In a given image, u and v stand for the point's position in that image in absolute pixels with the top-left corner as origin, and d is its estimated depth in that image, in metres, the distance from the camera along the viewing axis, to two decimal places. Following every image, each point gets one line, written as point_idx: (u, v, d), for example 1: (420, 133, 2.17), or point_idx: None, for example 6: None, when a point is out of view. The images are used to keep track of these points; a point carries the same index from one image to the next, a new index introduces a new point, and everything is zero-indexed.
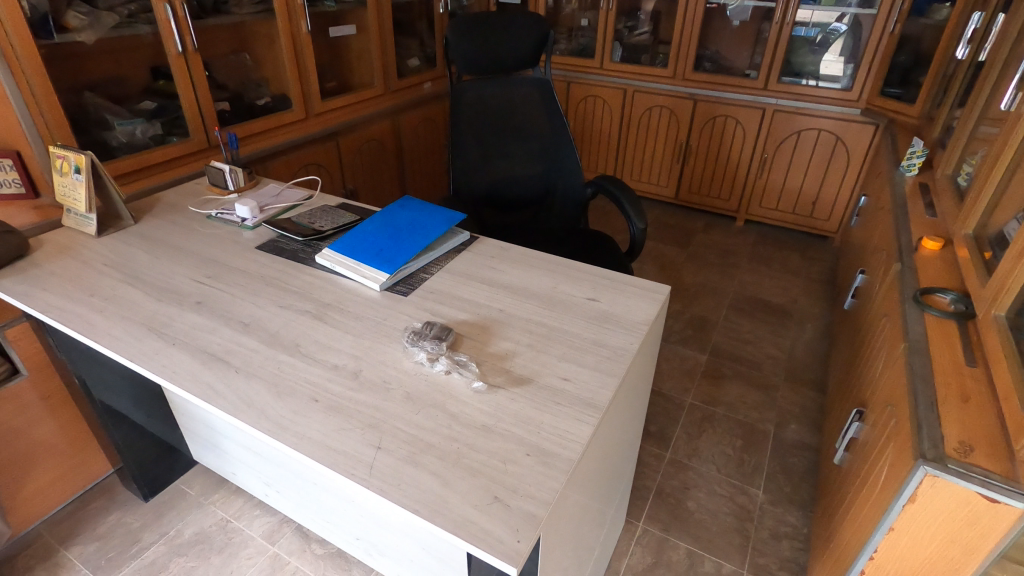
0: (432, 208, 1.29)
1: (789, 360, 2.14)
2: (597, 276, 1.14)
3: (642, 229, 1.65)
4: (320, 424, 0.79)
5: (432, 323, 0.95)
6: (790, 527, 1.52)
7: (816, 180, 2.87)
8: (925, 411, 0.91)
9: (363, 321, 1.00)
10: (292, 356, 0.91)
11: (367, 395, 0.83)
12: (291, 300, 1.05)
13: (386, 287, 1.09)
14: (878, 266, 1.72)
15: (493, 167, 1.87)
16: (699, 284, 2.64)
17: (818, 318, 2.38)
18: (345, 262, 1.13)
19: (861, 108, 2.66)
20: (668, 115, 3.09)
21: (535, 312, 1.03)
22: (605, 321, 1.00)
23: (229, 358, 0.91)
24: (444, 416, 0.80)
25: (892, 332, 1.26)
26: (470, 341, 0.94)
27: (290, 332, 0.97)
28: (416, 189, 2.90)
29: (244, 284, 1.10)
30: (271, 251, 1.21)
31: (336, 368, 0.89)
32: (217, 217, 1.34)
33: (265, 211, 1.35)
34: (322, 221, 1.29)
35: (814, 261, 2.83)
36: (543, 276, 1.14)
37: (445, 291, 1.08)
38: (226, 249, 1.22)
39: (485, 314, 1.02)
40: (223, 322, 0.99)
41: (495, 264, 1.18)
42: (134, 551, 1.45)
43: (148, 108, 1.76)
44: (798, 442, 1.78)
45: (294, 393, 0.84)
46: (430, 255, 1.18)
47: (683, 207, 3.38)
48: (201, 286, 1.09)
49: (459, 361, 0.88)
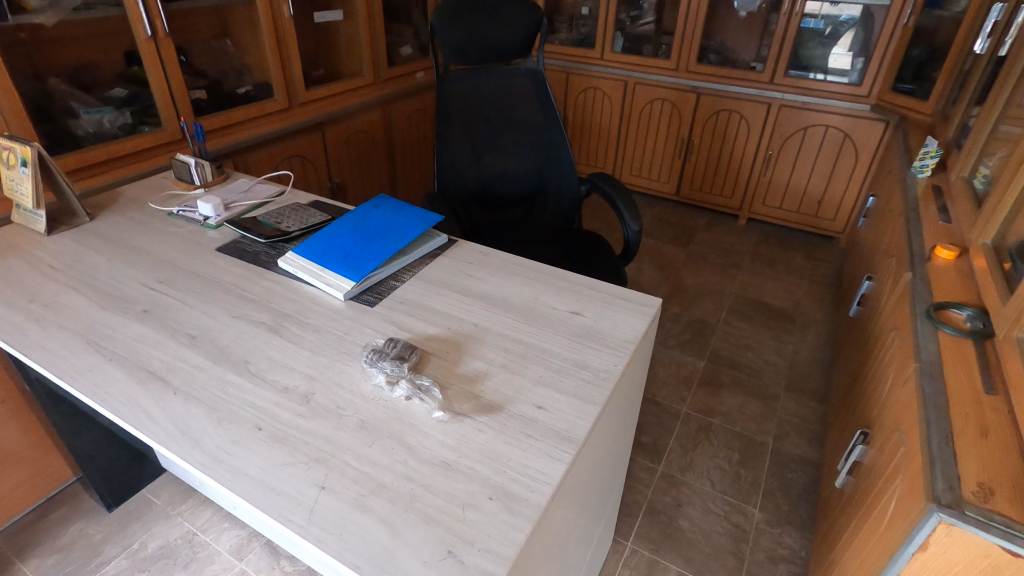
0: (408, 209, 1.20)
1: (790, 368, 2.05)
2: (583, 287, 1.04)
3: (637, 232, 1.56)
4: (261, 457, 0.70)
5: (396, 340, 0.86)
6: (787, 550, 1.44)
7: (823, 178, 2.76)
8: (940, 448, 0.82)
9: (323, 335, 0.91)
10: (239, 375, 0.82)
11: (317, 424, 0.75)
12: (247, 310, 0.96)
13: (353, 297, 1.00)
14: (887, 273, 1.63)
15: (482, 162, 1.78)
16: (698, 285, 2.54)
17: (822, 323, 2.28)
18: (309, 268, 1.04)
19: (872, 104, 2.54)
20: (670, 108, 2.98)
21: (512, 328, 0.94)
22: (588, 339, 0.91)
23: (169, 376, 0.82)
24: (400, 450, 0.71)
25: (902, 349, 1.17)
26: (437, 360, 0.85)
27: (241, 347, 0.88)
28: (407, 182, 2.80)
29: (198, 290, 1.01)
30: (231, 254, 1.12)
31: (287, 391, 0.80)
32: (179, 215, 1.26)
33: (230, 209, 1.27)
34: (290, 221, 1.21)
35: (819, 263, 2.72)
36: (524, 285, 1.04)
37: (415, 302, 0.99)
38: (184, 250, 1.13)
39: (457, 329, 0.93)
40: (169, 335, 0.90)
41: (473, 271, 1.09)
42: (94, 565, 1.38)
43: (118, 95, 1.67)
44: (797, 457, 1.69)
45: (236, 420, 0.75)
46: (403, 261, 1.09)
47: (684, 204, 3.28)
48: (150, 292, 1.00)
49: (421, 386, 0.79)
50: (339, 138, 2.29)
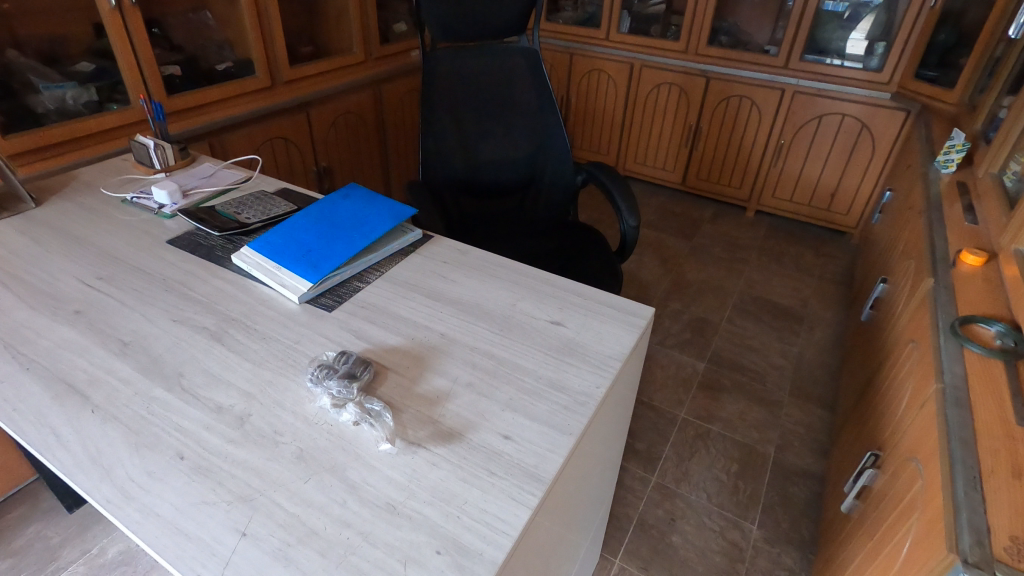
0: (379, 200, 1.09)
1: (795, 372, 1.95)
2: (567, 293, 0.94)
3: (634, 228, 1.44)
4: (177, 493, 0.60)
5: (348, 354, 0.75)
6: (785, 571, 1.34)
7: (837, 170, 2.62)
8: (967, 492, 0.71)
9: (270, 344, 0.81)
10: (169, 391, 0.73)
11: (248, 453, 0.65)
12: (190, 313, 0.86)
13: (310, 299, 0.90)
14: (904, 276, 1.51)
15: (471, 148, 1.66)
16: (702, 281, 2.43)
17: (831, 324, 2.17)
18: (264, 266, 0.94)
19: (892, 92, 2.39)
20: (678, 93, 2.84)
21: (483, 339, 0.83)
22: (568, 355, 0.81)
23: (90, 391, 0.72)
24: (338, 489, 0.61)
25: (921, 365, 1.06)
26: (394, 378, 0.75)
27: (176, 356, 0.78)
28: (400, 167, 2.68)
29: (140, 289, 0.91)
30: (183, 247, 1.02)
31: (220, 412, 0.70)
32: (133, 202, 1.16)
33: (189, 197, 1.17)
34: (250, 211, 1.10)
35: (829, 259, 2.60)
36: (502, 290, 0.94)
37: (378, 306, 0.89)
38: (132, 242, 1.03)
39: (422, 340, 0.83)
40: (98, 341, 0.80)
41: (447, 272, 0.98)
42: (49, 570, 1.30)
43: (84, 69, 1.52)
44: (800, 469, 1.59)
45: (156, 446, 0.65)
46: (368, 259, 0.98)
47: (690, 194, 3.15)
48: (86, 290, 0.90)
49: (371, 411, 0.69)
50: (326, 120, 2.17)
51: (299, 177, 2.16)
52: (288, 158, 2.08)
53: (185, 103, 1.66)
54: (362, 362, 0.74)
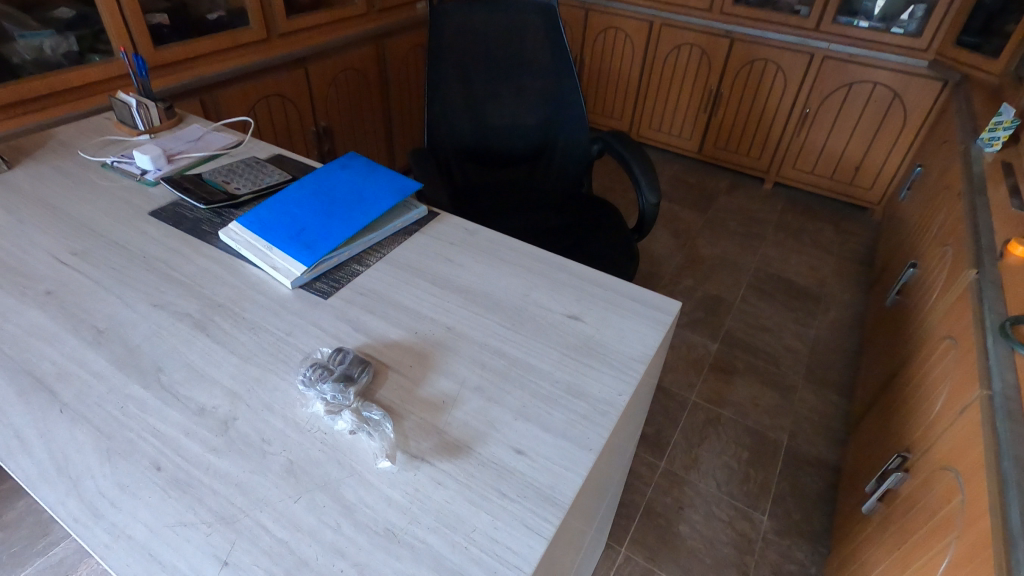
0: (380, 172, 1.00)
1: (810, 355, 1.88)
2: (585, 283, 0.86)
3: (653, 205, 1.34)
4: (152, 512, 0.54)
5: (343, 351, 0.68)
6: (796, 564, 1.31)
7: (864, 142, 2.49)
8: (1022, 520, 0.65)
9: (259, 335, 0.74)
10: (147, 389, 0.66)
11: (233, 465, 0.58)
12: (172, 297, 0.79)
13: (304, 285, 0.82)
14: (938, 262, 1.42)
15: (480, 112, 1.55)
16: (716, 256, 2.33)
17: (849, 306, 2.09)
18: (254, 245, 0.86)
19: (930, 60, 2.24)
20: (699, 55, 2.67)
21: (493, 335, 0.76)
22: (587, 356, 0.73)
23: (58, 387, 0.65)
24: (331, 511, 0.55)
25: (963, 366, 0.98)
26: (395, 379, 0.68)
27: (155, 347, 0.71)
28: (404, 128, 2.56)
29: (117, 268, 0.83)
30: (166, 221, 0.93)
31: (202, 414, 0.63)
32: (113, 166, 1.06)
33: (174, 163, 1.07)
34: (240, 181, 1.01)
35: (849, 236, 2.50)
36: (514, 277, 0.86)
37: (379, 294, 0.81)
38: (110, 213, 0.94)
39: (426, 334, 0.75)
40: (70, 327, 0.73)
41: (453, 256, 0.90)
42: (41, 546, 1.27)
43: (63, 15, 1.37)
44: (813, 458, 1.54)
45: (130, 454, 0.59)
46: (368, 239, 0.90)
47: (706, 163, 3.01)
48: (59, 267, 0.82)
49: (369, 419, 0.62)
50: (326, 77, 2.04)
51: (297, 138, 2.04)
52: (286, 117, 1.96)
53: (173, 56, 1.54)
54: (360, 361, 0.67)
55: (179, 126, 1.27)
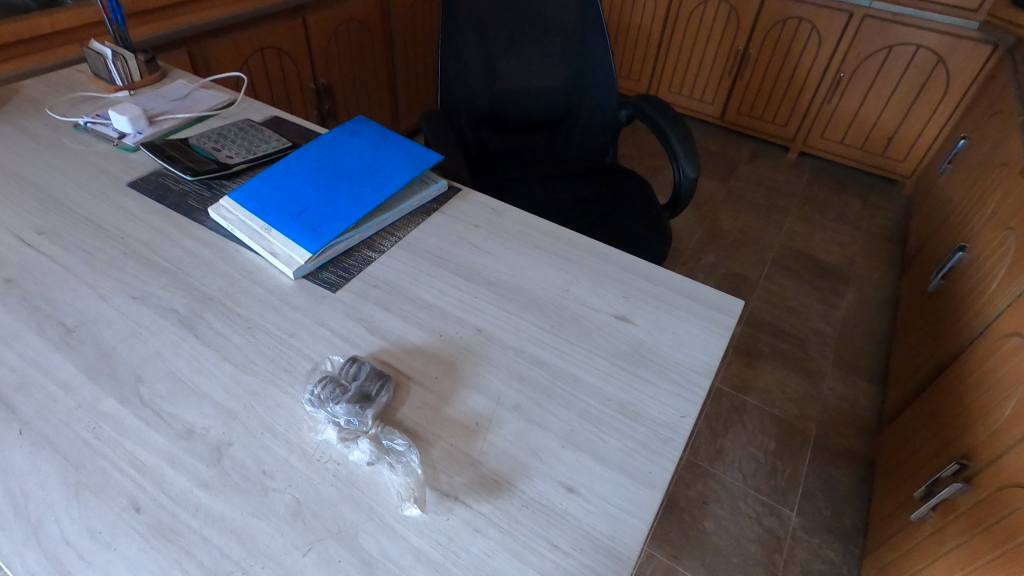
0: (393, 140, 0.87)
1: (840, 339, 1.78)
2: (632, 277, 0.74)
3: (692, 178, 1.19)
4: (129, 567, 0.44)
5: (358, 363, 0.57)
6: (826, 564, 1.24)
7: (900, 110, 2.33)
8: None
9: (256, 336, 0.63)
10: (124, 404, 0.55)
11: (228, 505, 0.48)
12: (154, 289, 0.67)
13: (308, 275, 0.71)
14: (994, 247, 1.31)
15: (498, 72, 1.40)
16: (739, 231, 2.21)
17: (878, 286, 1.98)
18: (250, 227, 0.74)
19: (980, 21, 2.07)
20: (727, 11, 2.48)
21: (530, 340, 0.65)
22: (641, 367, 0.63)
23: (17, 401, 0.55)
24: (347, 568, 0.45)
25: None
26: (419, 395, 0.58)
27: (135, 351, 0.60)
28: (410, 88, 2.38)
29: (90, 251, 0.71)
30: (148, 194, 0.81)
31: (191, 438, 0.53)
32: (86, 127, 0.93)
33: (157, 125, 0.94)
34: (232, 148, 0.88)
35: (877, 211, 2.37)
36: (550, 268, 0.74)
37: (395, 287, 0.70)
38: (82, 183, 0.82)
39: (452, 339, 0.64)
40: (33, 325, 0.62)
41: (479, 242, 0.78)
42: None
43: None
44: (843, 451, 1.46)
45: (104, 490, 0.48)
46: (380, 221, 0.78)
47: (728, 129, 2.85)
48: (22, 250, 0.71)
49: (393, 449, 0.52)
50: (326, 29, 1.87)
51: (296, 97, 1.88)
52: (283, 73, 1.80)
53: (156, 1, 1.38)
54: (379, 376, 0.57)
55: (163, 82, 1.12)
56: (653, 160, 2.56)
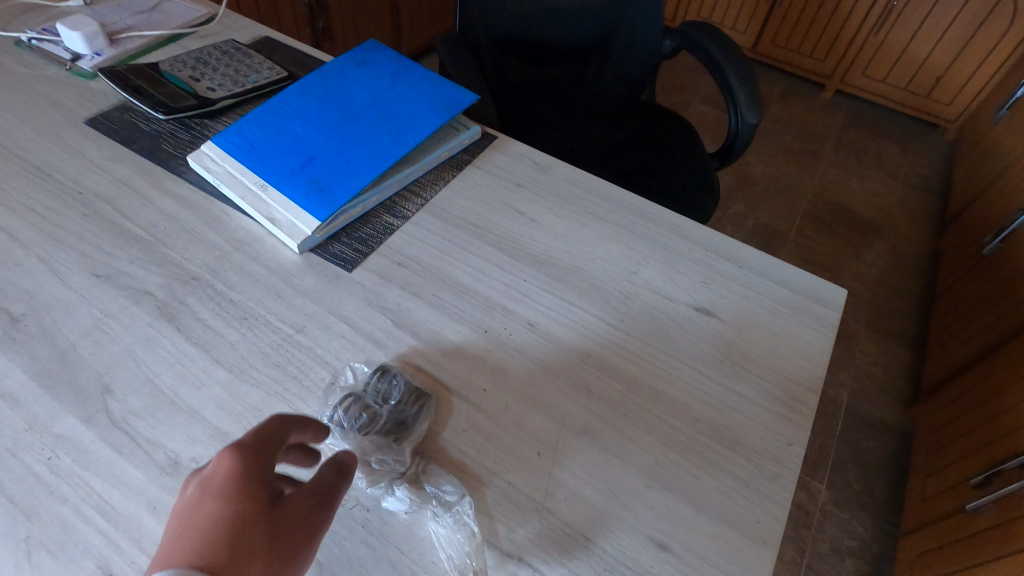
0: (414, 73, 0.70)
1: (874, 300, 1.68)
2: (711, 257, 0.61)
3: (752, 127, 1.04)
4: None
5: (387, 376, 0.46)
6: (856, 541, 1.20)
7: (955, 46, 2.11)
8: None
9: (256, 332, 0.50)
10: (88, 425, 0.43)
11: None
12: (122, 264, 0.53)
13: (318, 249, 0.57)
14: None
15: None
16: (770, 178, 2.05)
17: (916, 243, 1.86)
18: (241, 184, 0.59)
19: None
20: None
21: (596, 339, 0.52)
22: (731, 378, 0.51)
23: None
24: None
25: None
26: (465, 416, 0.46)
27: (101, 351, 0.47)
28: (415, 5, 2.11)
29: (39, 211, 0.56)
30: (110, 136, 0.65)
31: (178, 477, 0.41)
32: (31, 47, 0.75)
33: (119, 46, 0.76)
34: (214, 77, 0.71)
35: (917, 159, 2.21)
36: (613, 246, 0.61)
37: (426, 266, 0.57)
38: (27, 120, 0.65)
39: (500, 338, 0.52)
40: None
41: (523, 207, 0.64)
42: None
43: None
44: (876, 421, 1.39)
45: (67, 553, 0.37)
46: (402, 178, 0.63)
47: (758, 62, 2.61)
48: None
49: (443, 494, 0.41)
50: None
51: (286, 13, 1.65)
52: None
53: None
54: (414, 394, 0.46)
55: None
56: (678, 96, 2.34)
